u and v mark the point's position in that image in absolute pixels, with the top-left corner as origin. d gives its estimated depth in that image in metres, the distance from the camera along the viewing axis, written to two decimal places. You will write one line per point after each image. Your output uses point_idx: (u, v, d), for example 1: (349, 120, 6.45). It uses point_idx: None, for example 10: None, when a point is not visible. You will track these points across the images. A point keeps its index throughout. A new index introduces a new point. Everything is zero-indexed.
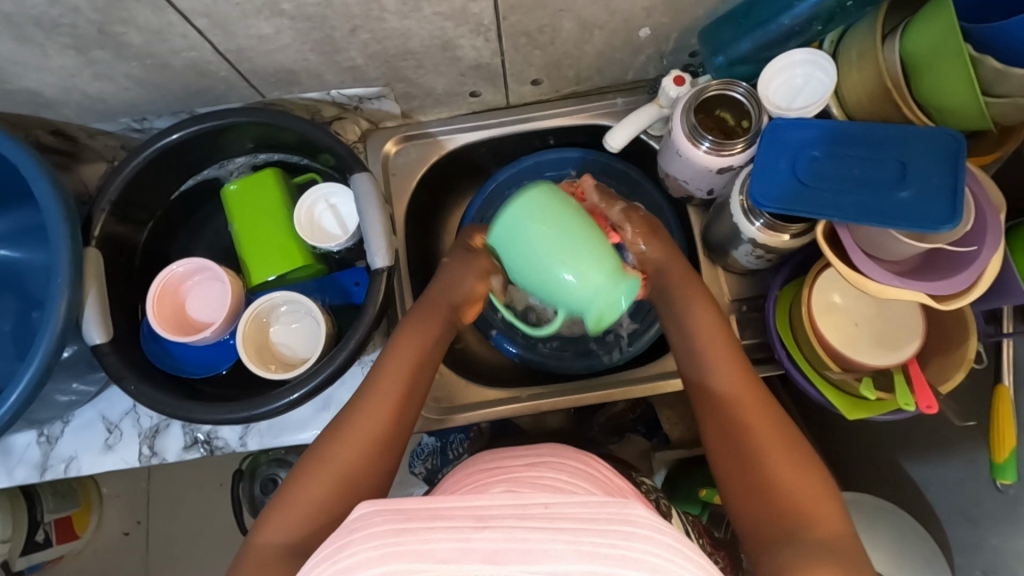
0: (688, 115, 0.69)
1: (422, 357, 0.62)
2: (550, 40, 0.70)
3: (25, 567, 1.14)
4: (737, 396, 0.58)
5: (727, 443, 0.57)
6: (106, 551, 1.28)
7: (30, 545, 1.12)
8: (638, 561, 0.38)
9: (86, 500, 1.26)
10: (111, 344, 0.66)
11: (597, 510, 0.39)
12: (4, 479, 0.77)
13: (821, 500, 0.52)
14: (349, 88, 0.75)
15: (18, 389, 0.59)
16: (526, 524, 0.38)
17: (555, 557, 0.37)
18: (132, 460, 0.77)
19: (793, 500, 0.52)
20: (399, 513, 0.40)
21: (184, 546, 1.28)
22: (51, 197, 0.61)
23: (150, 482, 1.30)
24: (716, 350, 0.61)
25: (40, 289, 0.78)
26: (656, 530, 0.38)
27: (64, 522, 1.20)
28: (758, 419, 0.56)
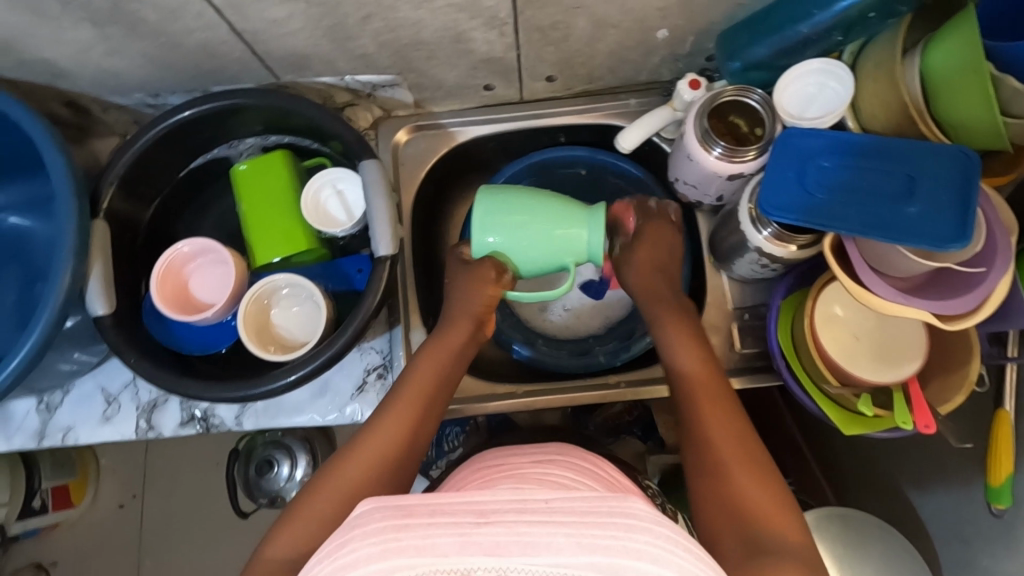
0: (701, 119, 0.69)
1: (443, 373, 0.64)
2: (564, 37, 0.70)
3: (21, 532, 1.17)
4: (709, 400, 0.58)
5: (700, 462, 0.56)
6: (101, 521, 1.30)
7: (26, 511, 1.15)
8: (639, 552, 0.37)
9: (83, 471, 1.28)
10: (112, 317, 0.66)
11: (598, 503, 0.40)
12: (3, 444, 0.78)
13: (789, 521, 0.51)
14: (362, 75, 0.75)
15: (19, 356, 0.60)
16: (527, 519, 0.39)
17: (556, 550, 0.37)
18: (129, 433, 0.77)
19: (761, 519, 0.51)
20: (401, 507, 0.41)
21: (178, 520, 1.29)
22: (61, 168, 0.62)
23: (147, 457, 1.32)
24: (696, 370, 0.61)
25: (44, 260, 0.79)
26: (656, 523, 0.39)
27: (61, 491, 1.23)
28: (729, 432, 0.56)
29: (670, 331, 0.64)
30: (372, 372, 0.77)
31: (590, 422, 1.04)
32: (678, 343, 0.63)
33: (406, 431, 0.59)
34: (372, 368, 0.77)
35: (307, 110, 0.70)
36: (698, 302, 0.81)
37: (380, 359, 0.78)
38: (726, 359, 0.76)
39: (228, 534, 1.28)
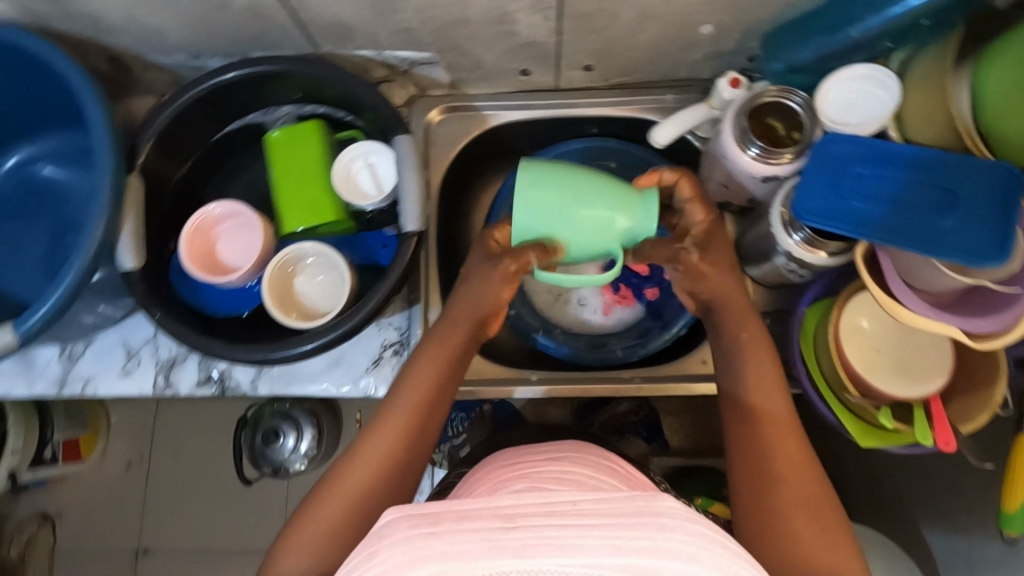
0: (739, 118, 0.68)
1: (443, 376, 0.62)
2: (607, 25, 0.70)
3: (31, 480, 1.19)
4: (770, 425, 0.57)
5: (755, 488, 0.55)
6: (108, 477, 1.32)
7: (37, 460, 1.18)
8: (670, 551, 0.38)
9: (94, 426, 1.30)
10: (141, 271, 0.66)
11: (629, 504, 0.39)
12: (25, 389, 0.79)
13: (842, 556, 0.51)
14: (401, 50, 0.75)
15: (49, 302, 0.61)
16: (555, 523, 0.39)
17: (586, 551, 0.38)
18: (146, 388, 0.78)
19: (813, 556, 0.51)
20: (424, 515, 0.40)
21: (182, 482, 1.31)
22: (102, 122, 0.63)
23: (156, 418, 1.34)
24: (760, 386, 0.58)
25: (75, 214, 0.81)
26: (688, 519, 0.39)
27: (71, 444, 1.25)
28: (792, 463, 0.55)
29: (735, 345, 0.60)
30: (389, 348, 0.78)
31: (595, 420, 1.06)
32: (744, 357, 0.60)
33: (405, 435, 0.59)
34: (389, 344, 0.78)
35: (347, 83, 0.71)
36: None
37: (398, 336, 0.78)
38: None
39: (230, 499, 1.30)
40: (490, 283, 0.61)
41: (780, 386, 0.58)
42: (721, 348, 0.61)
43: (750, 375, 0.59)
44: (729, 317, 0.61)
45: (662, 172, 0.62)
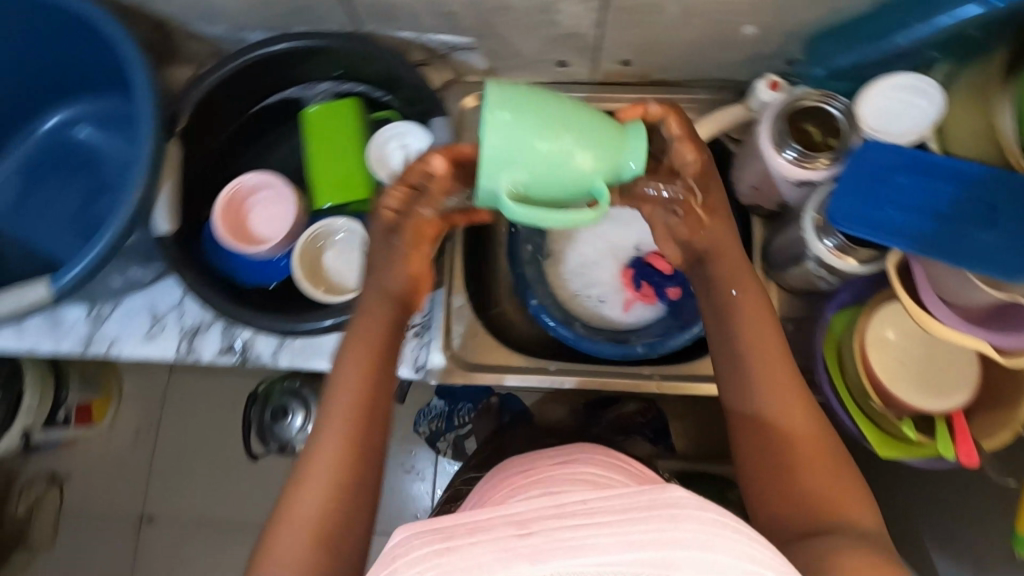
0: (777, 121, 0.67)
1: (379, 354, 0.58)
2: (649, 20, 0.70)
3: (43, 440, 1.21)
4: (770, 377, 0.56)
5: (761, 442, 0.55)
6: (117, 442, 1.34)
7: (51, 421, 1.19)
8: (684, 542, 0.37)
9: (107, 391, 1.32)
10: (175, 236, 0.67)
11: (638, 498, 0.38)
12: (50, 346, 0.80)
13: (852, 497, 0.52)
14: (442, 34, 0.75)
15: (84, 261, 0.62)
16: (567, 524, 0.38)
17: (602, 550, 0.37)
18: (169, 353, 0.79)
19: (827, 499, 0.52)
20: (437, 531, 0.40)
21: (190, 451, 1.33)
22: (146, 86, 0.63)
23: (168, 387, 1.36)
24: (757, 344, 0.57)
25: (110, 178, 0.82)
26: (699, 508, 0.38)
27: (84, 407, 1.27)
28: (796, 411, 0.55)
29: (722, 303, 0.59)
30: (410, 329, 0.78)
31: (603, 418, 1.11)
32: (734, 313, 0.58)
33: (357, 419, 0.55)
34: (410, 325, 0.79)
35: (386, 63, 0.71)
36: None
37: (419, 318, 0.79)
38: None
39: (236, 472, 1.32)
40: (395, 257, 0.60)
41: (784, 348, 0.57)
42: (710, 306, 0.59)
43: (748, 336, 0.57)
44: (731, 278, 0.59)
45: (655, 102, 0.57)
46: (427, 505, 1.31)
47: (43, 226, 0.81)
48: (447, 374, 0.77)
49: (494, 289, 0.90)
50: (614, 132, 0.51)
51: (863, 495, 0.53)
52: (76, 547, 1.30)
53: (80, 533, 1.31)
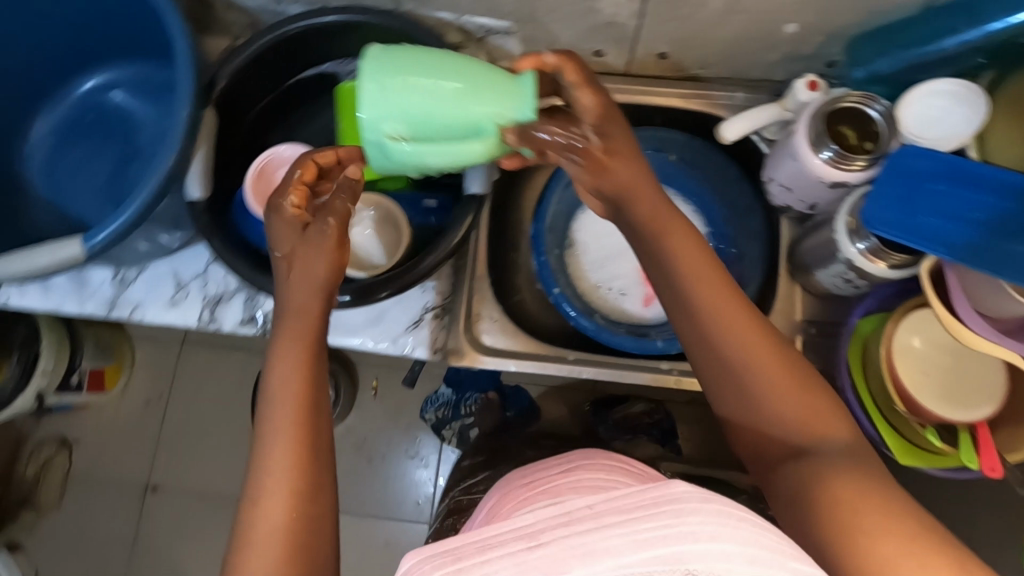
0: (816, 120, 0.67)
1: (311, 325, 0.55)
2: (691, 12, 0.69)
3: (56, 404, 1.22)
4: (726, 319, 0.52)
5: (732, 385, 0.52)
6: (128, 410, 1.36)
7: (64, 385, 1.20)
8: (694, 536, 0.35)
9: (120, 359, 1.34)
10: (207, 203, 0.68)
11: (641, 498, 0.37)
12: (74, 307, 0.81)
13: (832, 418, 0.51)
14: (480, 17, 0.75)
15: (115, 223, 0.62)
16: (575, 529, 0.36)
17: (615, 553, 0.34)
18: (192, 320, 0.80)
19: (806, 424, 0.51)
20: (446, 553, 0.38)
21: (199, 423, 1.35)
22: (186, 52, 0.64)
23: (180, 359, 1.38)
24: (710, 295, 0.52)
25: (142, 144, 0.83)
26: (702, 500, 0.36)
27: (97, 374, 1.28)
28: (759, 347, 0.51)
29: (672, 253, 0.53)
30: (430, 311, 0.78)
31: (609, 419, 1.19)
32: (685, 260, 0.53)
33: (303, 413, 0.52)
34: (430, 307, 0.79)
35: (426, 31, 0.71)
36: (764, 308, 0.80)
37: (441, 300, 0.79)
38: None
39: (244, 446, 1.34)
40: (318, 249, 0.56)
41: (733, 288, 0.53)
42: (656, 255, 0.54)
43: (693, 289, 0.52)
44: (665, 229, 0.54)
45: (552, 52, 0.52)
46: (429, 491, 1.32)
47: (77, 188, 0.83)
48: (465, 358, 0.77)
49: (515, 277, 0.90)
50: (503, 79, 0.52)
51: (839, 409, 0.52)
52: (80, 511, 1.31)
53: (86, 497, 1.32)
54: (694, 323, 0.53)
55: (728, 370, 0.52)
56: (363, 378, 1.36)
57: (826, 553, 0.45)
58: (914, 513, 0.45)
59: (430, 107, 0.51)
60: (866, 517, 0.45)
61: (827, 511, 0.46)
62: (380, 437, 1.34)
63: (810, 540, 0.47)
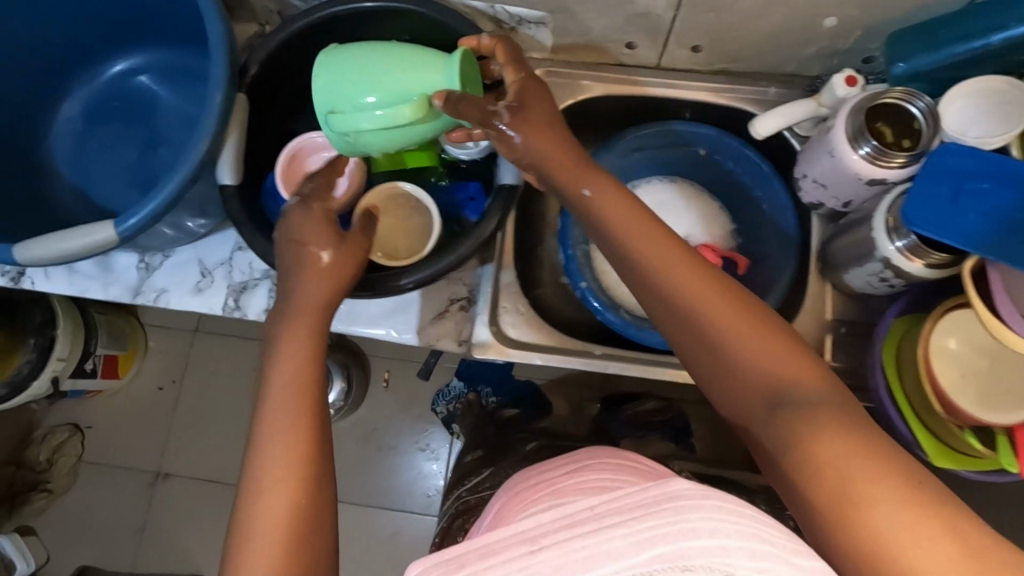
0: (856, 116, 0.65)
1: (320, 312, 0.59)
2: (730, 5, 0.68)
3: (69, 390, 1.22)
4: (680, 276, 0.52)
5: (698, 345, 0.51)
6: (140, 397, 1.36)
7: (79, 371, 1.20)
8: (696, 535, 0.33)
9: (132, 347, 1.34)
10: (237, 188, 0.67)
11: (642, 497, 0.35)
12: (100, 292, 0.81)
13: (807, 367, 0.48)
14: (513, 6, 0.74)
15: (147, 208, 0.61)
16: (577, 532, 0.34)
17: (618, 556, 0.33)
18: (216, 307, 0.80)
19: (781, 377, 0.48)
20: (448, 561, 0.36)
21: (210, 411, 1.35)
22: (220, 35, 0.63)
23: (192, 347, 1.38)
24: (663, 257, 0.53)
25: (168, 129, 0.83)
26: (705, 497, 0.34)
27: (110, 361, 1.28)
28: (716, 300, 0.51)
29: (625, 221, 0.55)
30: (455, 302, 0.78)
31: (619, 416, 1.18)
32: (636, 226, 0.55)
33: (299, 405, 0.53)
34: (456, 299, 0.78)
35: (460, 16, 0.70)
36: (792, 307, 0.79)
37: (466, 292, 0.79)
38: None
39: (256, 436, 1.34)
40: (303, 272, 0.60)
41: (685, 251, 0.54)
42: (609, 226, 0.56)
43: (652, 269, 0.53)
44: (611, 212, 0.57)
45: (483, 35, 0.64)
46: (439, 484, 1.31)
47: (108, 174, 0.83)
48: (490, 351, 0.77)
49: (539, 270, 0.90)
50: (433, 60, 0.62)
51: (814, 360, 0.49)
52: (92, 496, 1.32)
53: (98, 482, 1.32)
54: (650, 286, 0.54)
55: (699, 340, 0.51)
56: (374, 370, 1.36)
57: (823, 526, 0.41)
58: (910, 472, 0.41)
59: (364, 72, 0.62)
60: (853, 479, 0.41)
61: (817, 474, 0.43)
62: (390, 428, 1.34)
63: (807, 513, 0.43)
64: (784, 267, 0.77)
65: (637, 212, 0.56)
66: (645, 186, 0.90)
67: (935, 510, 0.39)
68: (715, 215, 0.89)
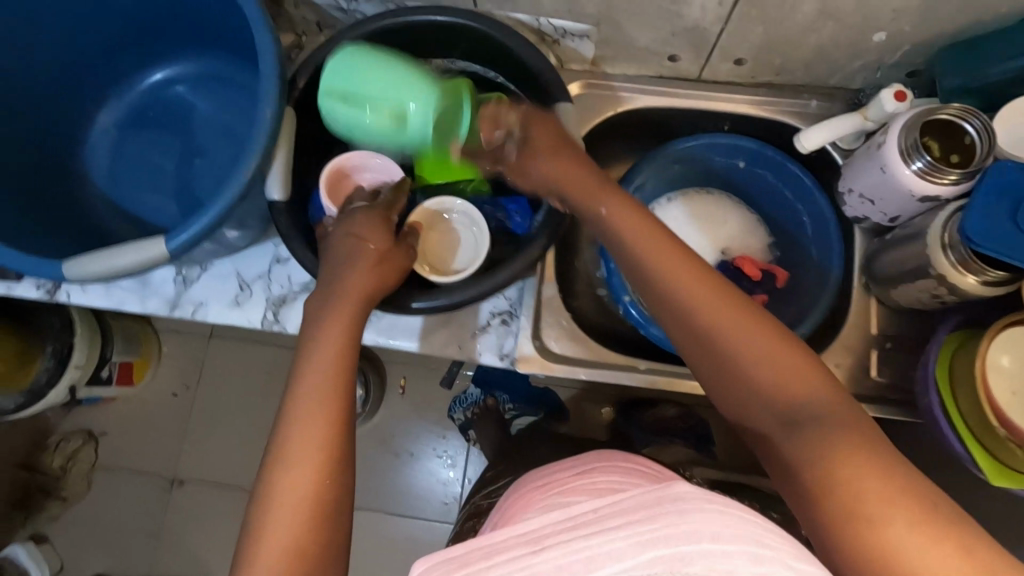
0: (909, 132, 0.65)
1: (351, 317, 0.59)
2: (782, 18, 0.68)
3: (84, 397, 1.20)
4: (690, 289, 0.53)
5: (709, 357, 0.52)
6: (153, 403, 1.35)
7: (95, 378, 1.19)
8: (695, 535, 0.36)
9: (145, 352, 1.32)
10: (286, 204, 0.67)
11: (647, 502, 0.39)
12: (137, 306, 0.80)
13: (818, 380, 0.49)
14: (559, 19, 0.73)
15: (200, 222, 0.61)
16: (583, 532, 0.38)
17: (620, 555, 0.36)
18: (255, 321, 0.79)
19: (793, 390, 0.49)
20: (451, 560, 0.41)
21: (224, 417, 1.34)
22: (271, 49, 0.62)
23: (207, 353, 1.37)
24: (674, 270, 0.54)
25: (203, 140, 0.82)
26: (705, 501, 0.38)
27: (125, 367, 1.27)
28: (728, 313, 0.52)
29: (637, 237, 0.57)
30: (497, 316, 0.78)
31: (637, 420, 1.17)
32: (648, 242, 0.56)
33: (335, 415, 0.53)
34: (497, 312, 0.78)
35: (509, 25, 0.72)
36: (835, 321, 0.78)
37: (507, 306, 0.78)
38: (858, 383, 0.75)
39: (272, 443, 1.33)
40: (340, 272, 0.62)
41: (694, 263, 0.54)
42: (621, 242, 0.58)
43: (663, 282, 0.54)
44: (623, 226, 0.58)
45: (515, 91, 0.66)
46: (457, 491, 1.31)
47: (148, 188, 0.82)
48: (533, 365, 0.76)
49: (575, 282, 0.89)
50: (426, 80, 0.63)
51: (823, 371, 0.50)
52: (107, 502, 1.31)
53: (114, 489, 1.31)
54: (660, 298, 0.55)
55: (712, 354, 0.52)
56: (391, 375, 1.36)
57: (839, 543, 0.42)
58: (922, 489, 0.42)
59: (364, 70, 0.63)
60: (866, 495, 0.42)
61: (830, 489, 0.44)
62: (406, 434, 1.33)
63: (816, 525, 0.45)
64: (829, 278, 0.76)
65: (642, 227, 0.58)
66: (683, 198, 0.89)
67: (943, 527, 0.40)
68: (752, 227, 0.89)
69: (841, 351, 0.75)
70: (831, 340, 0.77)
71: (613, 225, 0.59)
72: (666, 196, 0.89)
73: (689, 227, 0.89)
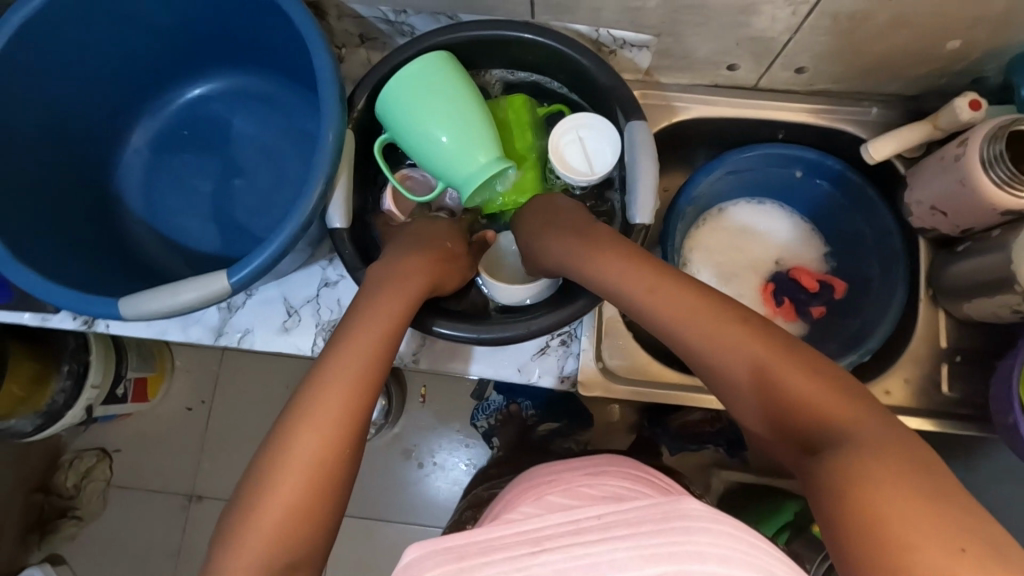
0: (991, 143, 0.63)
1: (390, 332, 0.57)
2: (853, 28, 0.66)
3: (101, 416, 1.15)
4: (688, 311, 0.52)
5: (716, 381, 0.50)
6: (167, 418, 1.31)
7: (111, 396, 1.13)
8: (702, 555, 0.37)
9: (161, 366, 1.28)
10: (348, 231, 0.64)
11: (655, 513, 0.40)
12: (179, 335, 0.77)
13: (840, 398, 0.44)
14: (619, 30, 0.70)
15: (260, 257, 0.58)
16: (584, 537, 0.39)
17: (619, 565, 0.37)
18: (305, 348, 0.76)
19: (813, 410, 0.44)
20: (449, 551, 0.41)
21: (239, 431, 1.31)
22: (330, 68, 0.59)
23: (222, 365, 1.33)
24: (670, 295, 0.53)
25: (240, 159, 0.79)
26: (713, 521, 0.39)
27: (140, 384, 1.22)
28: (727, 331, 0.50)
29: (633, 264, 0.57)
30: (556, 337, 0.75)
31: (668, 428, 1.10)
32: (646, 270, 0.56)
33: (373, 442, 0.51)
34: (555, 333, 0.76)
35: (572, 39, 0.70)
36: (900, 334, 0.77)
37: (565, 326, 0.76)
38: (929, 398, 0.73)
39: None
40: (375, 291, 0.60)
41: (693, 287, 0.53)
42: (618, 273, 0.57)
43: (658, 304, 0.54)
44: (623, 257, 0.58)
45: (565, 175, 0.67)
46: None
47: (183, 211, 0.79)
48: (596, 388, 0.74)
49: None
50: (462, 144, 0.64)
51: (846, 387, 0.45)
52: (123, 521, 1.27)
53: (130, 508, 1.27)
54: (657, 321, 0.54)
55: (716, 376, 0.50)
56: (411, 384, 1.31)
57: None
58: (976, 526, 0.35)
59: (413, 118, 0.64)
60: (898, 522, 0.36)
61: (852, 513, 0.38)
62: (430, 445, 1.30)
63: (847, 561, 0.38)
64: (894, 291, 0.75)
65: (638, 259, 0.58)
66: (735, 208, 0.87)
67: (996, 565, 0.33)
68: (805, 236, 0.87)
69: (909, 365, 0.74)
70: (899, 354, 0.75)
71: (622, 251, 0.59)
72: (720, 206, 0.87)
73: (741, 238, 0.87)
